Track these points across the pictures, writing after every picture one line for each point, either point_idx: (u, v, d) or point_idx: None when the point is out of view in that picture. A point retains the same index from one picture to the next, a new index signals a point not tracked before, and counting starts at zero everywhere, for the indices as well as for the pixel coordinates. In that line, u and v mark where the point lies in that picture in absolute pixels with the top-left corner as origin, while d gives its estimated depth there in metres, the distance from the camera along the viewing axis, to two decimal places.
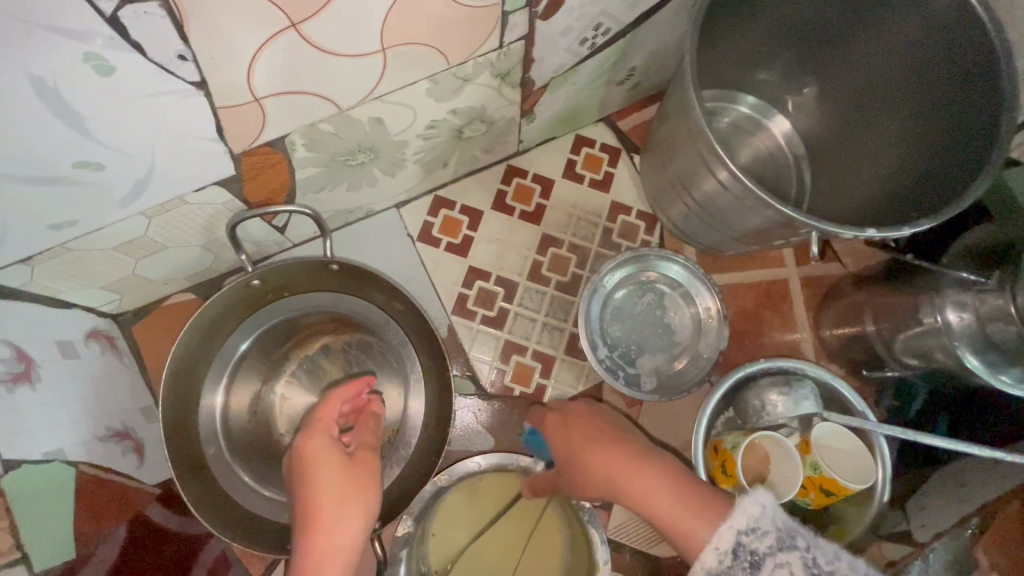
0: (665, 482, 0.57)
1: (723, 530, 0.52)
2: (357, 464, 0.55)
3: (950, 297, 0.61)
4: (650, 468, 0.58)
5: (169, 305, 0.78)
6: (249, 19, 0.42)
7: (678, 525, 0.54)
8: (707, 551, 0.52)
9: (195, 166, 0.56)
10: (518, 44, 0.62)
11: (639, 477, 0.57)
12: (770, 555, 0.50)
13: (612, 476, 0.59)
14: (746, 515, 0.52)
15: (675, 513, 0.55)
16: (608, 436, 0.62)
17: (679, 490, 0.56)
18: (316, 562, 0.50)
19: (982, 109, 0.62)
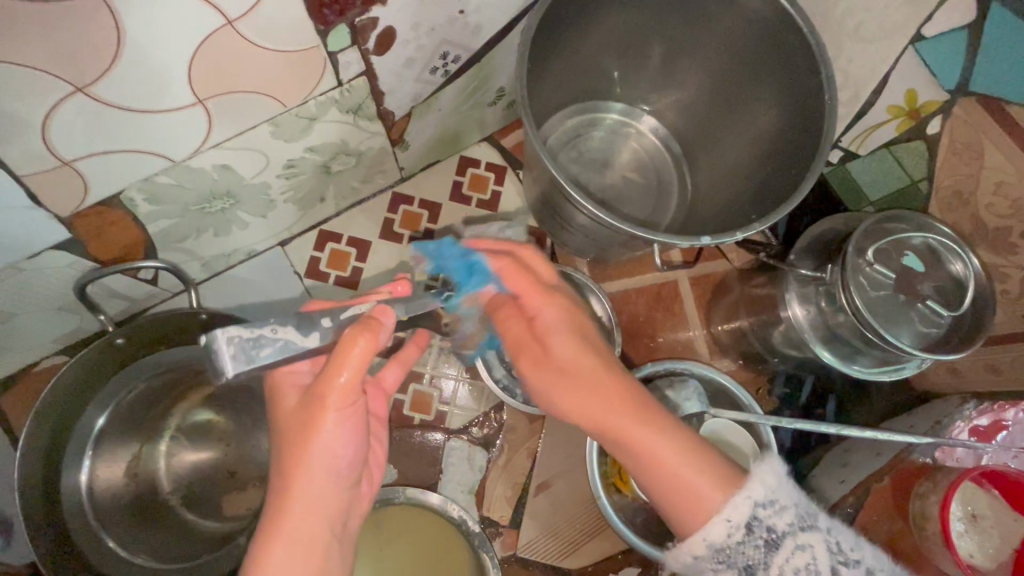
0: (677, 436, 0.48)
1: (740, 501, 0.45)
2: (313, 406, 0.46)
3: (796, 291, 0.66)
4: (666, 419, 0.49)
5: (40, 369, 0.75)
6: (20, 86, 0.41)
7: (681, 493, 0.47)
8: (716, 524, 0.45)
9: (19, 235, 0.54)
10: (360, 80, 0.62)
11: (643, 429, 0.48)
12: (789, 533, 0.45)
13: (619, 422, 0.48)
14: (763, 486, 0.46)
15: (680, 491, 0.47)
16: (602, 349, 0.52)
17: (697, 454, 0.47)
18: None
19: (812, 98, 0.64)
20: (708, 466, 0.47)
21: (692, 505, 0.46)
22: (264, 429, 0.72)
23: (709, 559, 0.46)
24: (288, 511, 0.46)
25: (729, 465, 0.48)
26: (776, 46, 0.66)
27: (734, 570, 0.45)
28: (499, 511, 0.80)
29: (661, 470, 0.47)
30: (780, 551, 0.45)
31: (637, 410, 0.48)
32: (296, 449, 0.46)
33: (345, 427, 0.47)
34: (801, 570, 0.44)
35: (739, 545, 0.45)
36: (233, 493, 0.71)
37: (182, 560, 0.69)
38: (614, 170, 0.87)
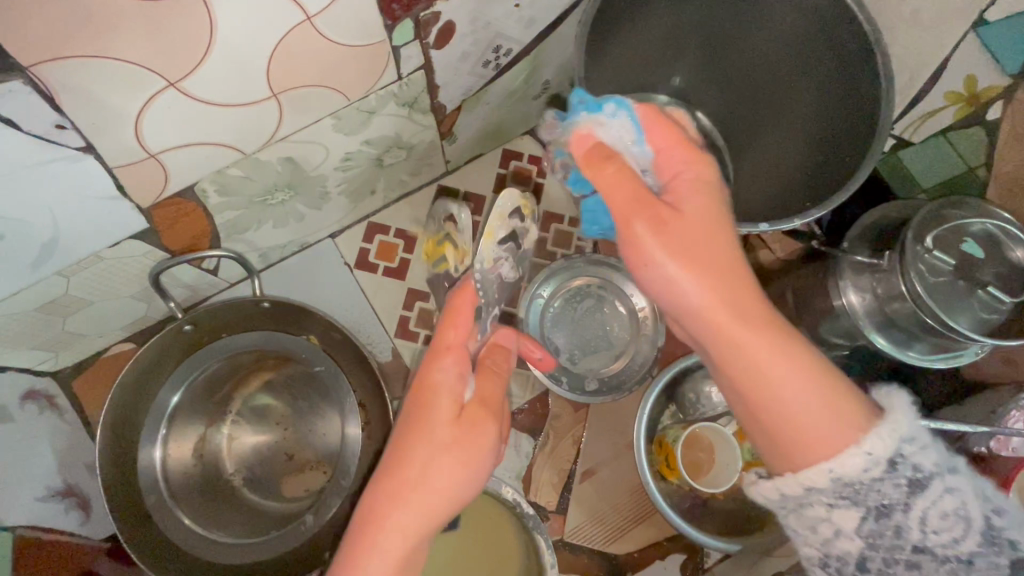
0: (801, 368, 0.44)
1: (883, 435, 0.42)
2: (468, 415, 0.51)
3: (850, 279, 0.66)
4: (785, 346, 0.45)
5: (110, 355, 0.78)
6: (122, 83, 0.44)
7: (805, 417, 0.44)
8: (853, 456, 0.42)
9: (104, 225, 0.56)
10: (418, 74, 0.64)
11: (755, 355, 0.45)
12: (937, 475, 0.41)
13: (729, 340, 0.45)
14: (904, 420, 0.42)
15: (803, 415, 0.44)
16: (726, 261, 0.47)
17: (817, 386, 0.44)
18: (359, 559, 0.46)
19: (867, 91, 0.65)
20: (830, 403, 0.44)
21: (820, 430, 0.43)
22: (320, 414, 0.74)
23: (829, 493, 0.43)
24: (391, 498, 0.48)
25: (862, 405, 0.44)
26: (828, 39, 0.66)
27: (861, 508, 0.42)
28: (546, 496, 0.81)
29: (781, 385, 0.44)
30: (926, 494, 0.41)
31: (748, 338, 0.45)
32: (415, 435, 0.50)
33: (467, 437, 0.50)
34: (950, 516, 0.41)
35: (874, 483, 0.42)
36: (291, 475, 0.74)
37: (250, 534, 0.70)
38: None
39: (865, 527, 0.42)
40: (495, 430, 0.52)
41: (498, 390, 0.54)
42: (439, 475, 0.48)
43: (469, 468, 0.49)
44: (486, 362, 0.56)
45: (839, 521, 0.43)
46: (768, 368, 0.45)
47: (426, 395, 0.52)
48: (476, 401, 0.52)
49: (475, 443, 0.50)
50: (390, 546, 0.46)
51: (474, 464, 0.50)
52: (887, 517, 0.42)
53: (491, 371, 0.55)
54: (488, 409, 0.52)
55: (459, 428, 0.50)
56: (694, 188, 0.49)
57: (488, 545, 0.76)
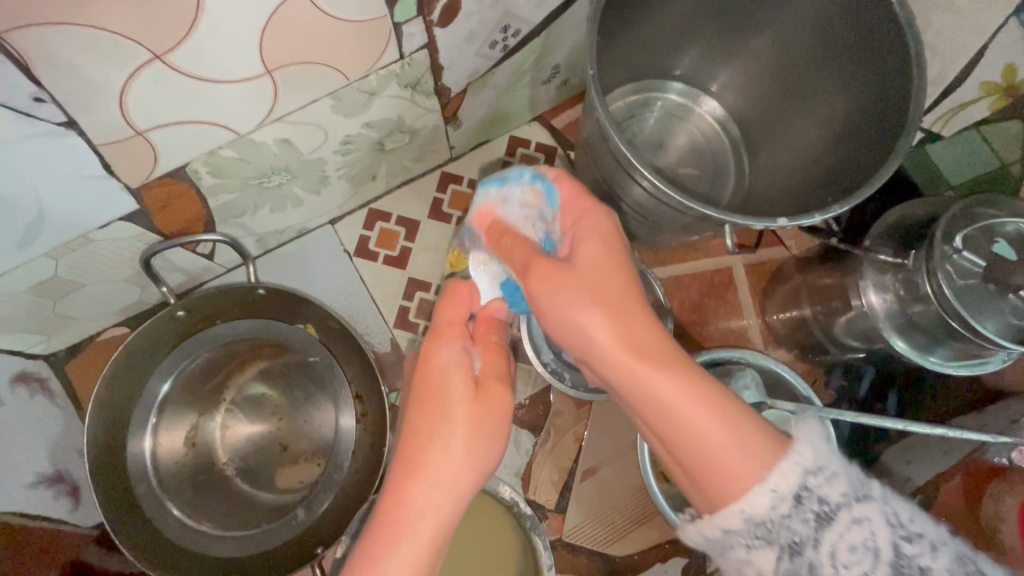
0: (707, 406, 0.42)
1: (787, 468, 0.40)
2: (484, 391, 0.49)
3: (872, 279, 0.63)
4: (691, 384, 0.43)
5: (101, 339, 0.77)
6: (102, 55, 0.41)
7: (708, 453, 0.42)
8: (760, 495, 0.41)
9: (91, 206, 0.54)
10: (421, 53, 0.61)
11: (660, 397, 0.43)
12: (844, 505, 0.39)
13: (639, 387, 0.44)
14: (812, 452, 0.41)
15: (708, 448, 0.42)
16: (625, 298, 0.46)
17: (721, 417, 0.42)
18: (388, 546, 0.44)
19: (893, 81, 0.62)
20: (742, 440, 0.42)
21: (727, 468, 0.41)
22: (316, 405, 0.72)
23: (745, 533, 0.42)
24: (412, 483, 0.46)
25: (772, 438, 0.42)
26: (851, 25, 0.63)
27: (775, 547, 0.41)
28: (545, 495, 0.79)
29: (683, 422, 0.43)
30: (833, 526, 0.39)
31: (653, 377, 0.43)
32: (431, 420, 0.48)
33: (483, 417, 0.48)
34: (859, 548, 0.38)
35: (782, 520, 0.40)
36: (285, 467, 0.72)
37: (242, 526, 0.69)
38: (670, 152, 0.86)
39: (781, 567, 0.41)
40: (509, 400, 0.50)
41: (505, 362, 0.52)
42: (462, 455, 0.47)
43: (486, 442, 0.48)
44: (487, 334, 0.53)
45: (759, 562, 0.42)
46: (670, 408, 0.43)
47: (431, 375, 0.49)
48: (487, 374, 0.50)
49: (494, 418, 0.49)
50: (422, 529, 0.45)
51: (489, 441, 0.48)
52: (800, 555, 0.40)
53: (492, 339, 0.53)
54: (500, 381, 0.50)
55: (475, 404, 0.48)
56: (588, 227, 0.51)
57: (489, 547, 0.73)
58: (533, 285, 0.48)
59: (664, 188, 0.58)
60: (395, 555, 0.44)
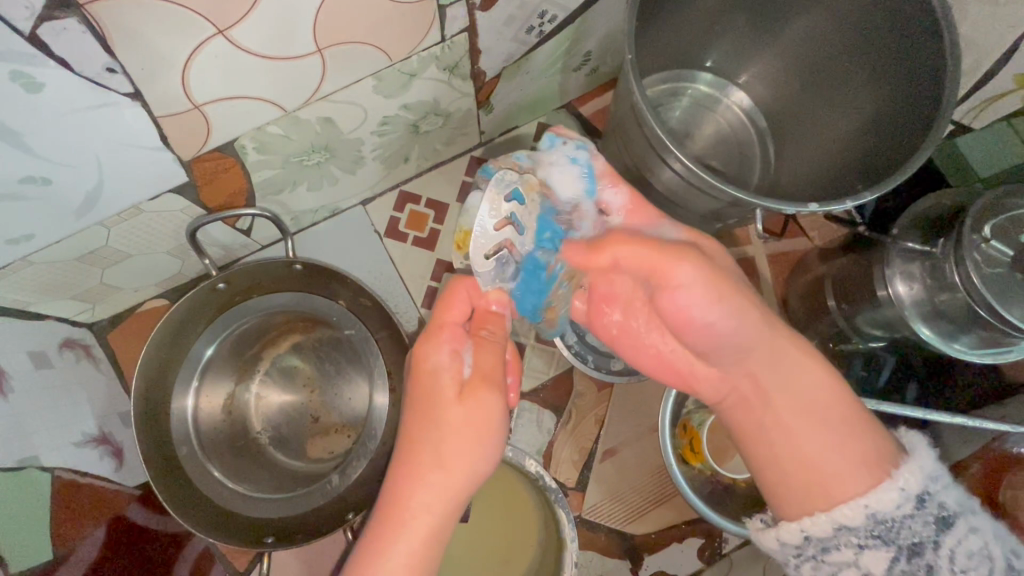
0: (840, 412, 0.50)
1: (910, 471, 0.45)
2: (474, 392, 0.50)
3: (898, 267, 0.64)
4: (823, 392, 0.51)
5: (142, 310, 0.80)
6: (172, 28, 0.43)
7: (833, 459, 0.48)
8: (885, 493, 0.44)
9: (146, 176, 0.56)
10: (462, 36, 0.62)
11: (798, 397, 0.52)
12: (961, 514, 0.43)
13: (793, 392, 0.52)
14: (930, 460, 0.45)
15: (831, 456, 0.48)
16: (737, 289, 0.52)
17: (848, 429, 0.49)
18: (387, 548, 0.47)
19: (926, 73, 0.62)
20: (859, 448, 0.48)
21: (847, 471, 0.47)
22: (348, 379, 0.75)
23: (861, 532, 0.44)
24: (413, 484, 0.49)
25: (890, 446, 0.48)
26: (885, 18, 0.64)
27: (893, 548, 0.43)
28: (566, 473, 0.81)
29: (811, 435, 0.50)
30: (952, 532, 0.43)
31: (797, 377, 0.52)
32: (423, 426, 0.51)
33: (472, 419, 0.50)
34: (976, 555, 0.42)
35: (904, 519, 0.43)
36: (316, 437, 0.75)
37: (278, 490, 0.72)
38: (697, 142, 0.88)
39: (896, 568, 0.43)
40: (497, 402, 0.51)
41: (496, 357, 0.52)
42: (456, 460, 0.49)
43: (479, 443, 0.50)
44: (482, 333, 0.53)
45: (869, 563, 0.43)
46: (797, 420, 0.51)
47: (427, 376, 0.51)
48: (474, 375, 0.51)
49: (483, 420, 0.50)
50: (416, 526, 0.47)
51: (483, 444, 0.50)
52: (919, 556, 0.42)
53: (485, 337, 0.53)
54: (488, 382, 0.51)
55: (463, 408, 0.50)
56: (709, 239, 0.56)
57: (512, 517, 0.78)
58: (677, 270, 0.51)
59: (698, 172, 0.59)
60: (392, 551, 0.46)
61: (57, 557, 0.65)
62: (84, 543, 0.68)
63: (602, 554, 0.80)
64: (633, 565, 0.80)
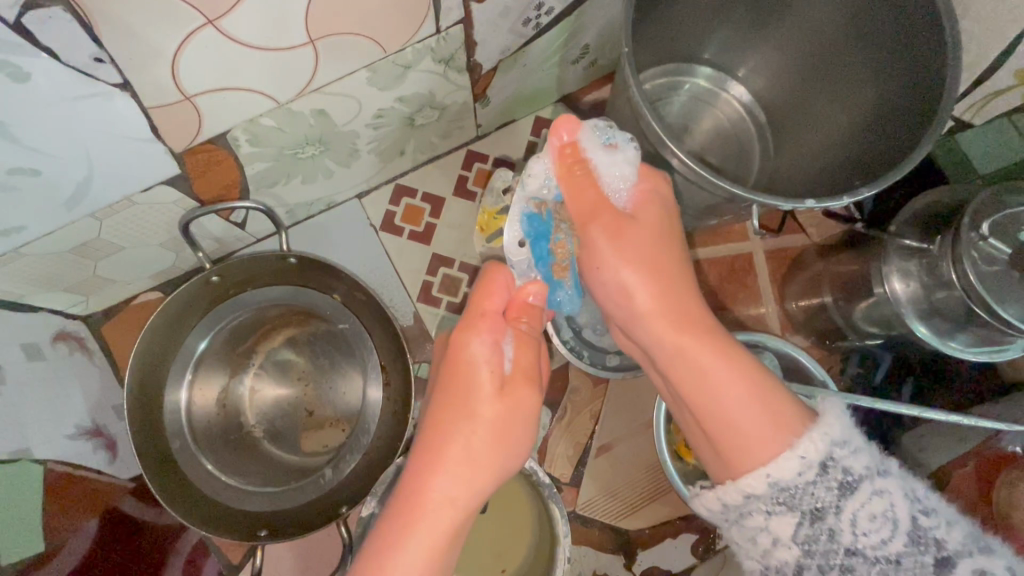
0: (733, 373, 0.50)
1: (815, 438, 0.45)
2: (512, 388, 0.51)
3: (895, 264, 0.64)
4: (719, 348, 0.51)
5: (137, 303, 0.80)
6: (160, 18, 0.42)
7: (739, 429, 0.48)
8: (789, 461, 0.45)
9: (137, 168, 0.56)
10: (457, 28, 0.62)
11: (694, 361, 0.51)
12: (866, 477, 0.43)
13: (686, 357, 0.52)
14: (839, 425, 0.45)
15: (738, 422, 0.49)
16: (664, 265, 0.55)
17: (750, 393, 0.49)
18: (405, 535, 0.46)
19: (927, 67, 0.62)
20: (771, 415, 0.48)
21: (753, 437, 0.47)
22: (342, 373, 0.75)
23: (767, 499, 0.45)
24: (435, 469, 0.48)
25: (801, 412, 0.48)
26: (888, 11, 0.63)
27: (797, 513, 0.44)
28: (561, 468, 0.81)
29: (715, 403, 0.50)
30: (855, 496, 0.42)
31: (686, 342, 0.52)
32: (456, 412, 0.50)
33: (507, 415, 0.51)
34: (879, 518, 0.42)
35: (808, 486, 0.44)
36: (310, 431, 0.74)
37: (272, 483, 0.72)
38: (695, 137, 0.87)
39: (800, 533, 0.44)
40: (534, 402, 0.52)
41: (535, 357, 0.54)
42: (484, 451, 0.49)
43: (507, 439, 0.50)
44: (523, 327, 0.54)
45: (777, 529, 0.45)
46: (703, 380, 0.51)
47: (466, 361, 0.51)
48: (516, 371, 0.52)
49: (516, 417, 0.51)
50: (438, 518, 0.47)
51: (512, 441, 0.51)
52: (822, 521, 0.43)
53: (529, 335, 0.54)
54: (527, 379, 0.52)
55: (501, 401, 0.51)
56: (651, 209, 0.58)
57: (507, 512, 0.78)
58: (600, 243, 0.56)
59: (695, 167, 0.59)
60: (413, 540, 0.46)
61: (47, 549, 0.65)
62: (75, 535, 0.68)
63: (595, 549, 0.81)
64: (627, 561, 0.80)
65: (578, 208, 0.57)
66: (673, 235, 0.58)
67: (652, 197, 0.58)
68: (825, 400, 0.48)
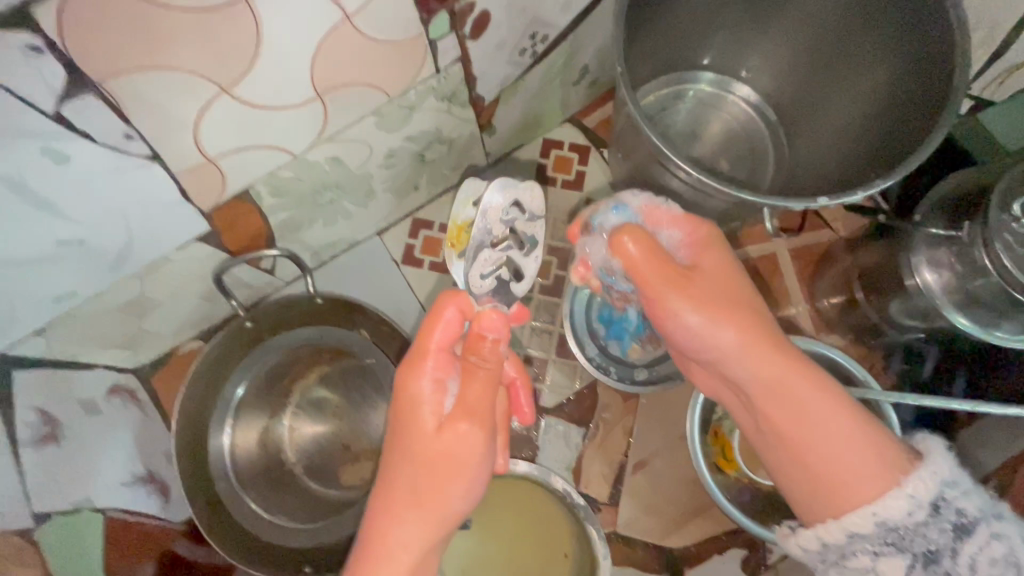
0: (834, 410, 0.49)
1: (926, 477, 0.44)
2: (449, 429, 0.50)
3: (925, 255, 0.61)
4: (823, 388, 0.50)
5: (182, 352, 0.85)
6: (180, 93, 0.46)
7: (843, 471, 0.47)
8: (898, 499, 0.44)
9: (169, 228, 0.60)
10: (456, 66, 0.64)
11: (797, 395, 0.50)
12: (982, 520, 0.42)
13: (782, 388, 0.50)
14: (945, 464, 0.45)
15: (845, 464, 0.47)
16: (745, 304, 0.51)
17: (858, 431, 0.48)
18: (371, 567, 0.50)
19: (933, 49, 0.60)
20: (873, 454, 0.47)
21: (863, 479, 0.46)
22: (375, 406, 0.76)
23: (875, 539, 0.45)
24: (394, 508, 0.51)
25: (901, 447, 0.47)
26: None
27: (908, 556, 0.43)
28: (597, 487, 0.80)
29: (816, 441, 0.49)
30: (972, 540, 0.42)
31: (784, 373, 0.50)
32: (399, 455, 0.52)
33: (451, 454, 0.50)
34: (1002, 563, 0.41)
35: (918, 528, 0.43)
36: (348, 465, 0.77)
37: (314, 519, 0.74)
38: (706, 142, 0.87)
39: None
40: (475, 436, 0.50)
41: (484, 389, 0.51)
42: (428, 495, 0.51)
43: (460, 479, 0.51)
44: (472, 359, 0.51)
45: (886, 571, 0.44)
46: (799, 409, 0.50)
47: (408, 395, 0.51)
48: (455, 410, 0.50)
49: (464, 456, 0.50)
50: (400, 559, 0.50)
51: (469, 479, 0.51)
52: (936, 564, 0.42)
53: (484, 364, 0.51)
54: (470, 415, 0.50)
55: (440, 444, 0.50)
56: (701, 245, 0.55)
57: (544, 532, 0.77)
58: (668, 290, 0.50)
59: (700, 175, 0.58)
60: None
61: None
62: None
63: (640, 569, 0.79)
64: None
65: (635, 273, 0.50)
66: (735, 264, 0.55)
67: (704, 235, 0.55)
68: (924, 434, 0.48)
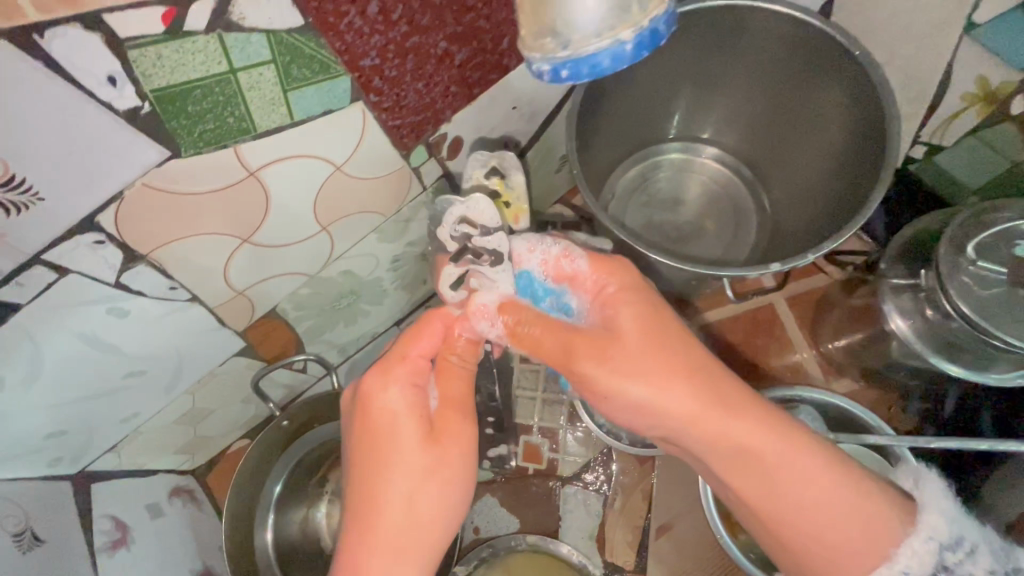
0: (805, 474, 0.53)
1: (921, 545, 0.51)
2: (436, 439, 0.55)
3: (893, 304, 0.67)
4: (793, 451, 0.53)
5: (231, 451, 0.95)
6: (209, 249, 0.57)
7: (827, 535, 0.53)
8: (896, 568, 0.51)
9: (210, 350, 0.71)
10: (441, 181, 0.73)
11: (761, 464, 0.53)
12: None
13: (746, 460, 0.54)
14: (946, 530, 0.52)
15: (830, 528, 0.52)
16: (690, 372, 0.55)
17: (834, 488, 0.53)
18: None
19: (870, 105, 0.66)
20: (859, 517, 0.52)
21: (852, 546, 0.52)
22: None
23: None
24: (378, 529, 0.54)
25: (885, 506, 0.53)
26: (844, 64, 0.66)
27: None
28: (623, 556, 0.81)
29: (794, 505, 0.53)
30: None
31: (745, 442, 0.53)
32: (378, 468, 0.54)
33: (438, 463, 0.55)
34: None
35: None
36: None
37: None
38: (688, 205, 0.92)
39: None
40: (466, 436, 0.57)
41: (463, 391, 0.58)
42: (422, 509, 0.54)
43: (447, 484, 0.55)
44: (446, 359, 0.58)
45: None
46: (772, 480, 0.53)
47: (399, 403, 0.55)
48: (439, 411, 0.57)
49: (449, 462, 0.56)
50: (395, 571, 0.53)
51: (449, 489, 0.56)
52: None
53: (457, 364, 0.58)
54: (458, 413, 0.57)
55: (428, 450, 0.55)
56: (626, 301, 0.58)
57: None
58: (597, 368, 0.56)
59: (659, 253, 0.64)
60: None
61: None
62: None
63: None
64: None
65: (545, 351, 0.58)
66: (667, 315, 0.58)
67: (622, 296, 0.58)
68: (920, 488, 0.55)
